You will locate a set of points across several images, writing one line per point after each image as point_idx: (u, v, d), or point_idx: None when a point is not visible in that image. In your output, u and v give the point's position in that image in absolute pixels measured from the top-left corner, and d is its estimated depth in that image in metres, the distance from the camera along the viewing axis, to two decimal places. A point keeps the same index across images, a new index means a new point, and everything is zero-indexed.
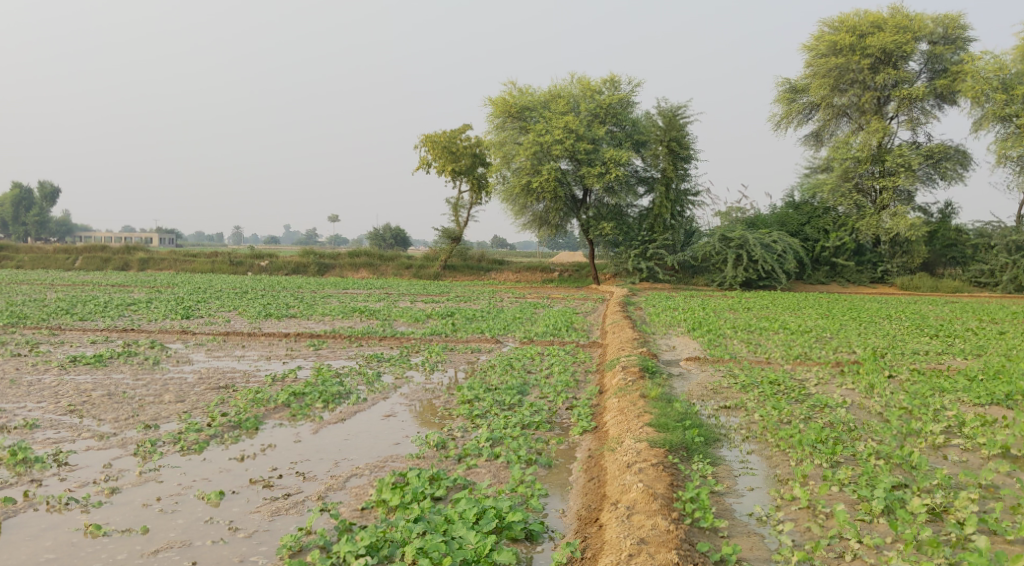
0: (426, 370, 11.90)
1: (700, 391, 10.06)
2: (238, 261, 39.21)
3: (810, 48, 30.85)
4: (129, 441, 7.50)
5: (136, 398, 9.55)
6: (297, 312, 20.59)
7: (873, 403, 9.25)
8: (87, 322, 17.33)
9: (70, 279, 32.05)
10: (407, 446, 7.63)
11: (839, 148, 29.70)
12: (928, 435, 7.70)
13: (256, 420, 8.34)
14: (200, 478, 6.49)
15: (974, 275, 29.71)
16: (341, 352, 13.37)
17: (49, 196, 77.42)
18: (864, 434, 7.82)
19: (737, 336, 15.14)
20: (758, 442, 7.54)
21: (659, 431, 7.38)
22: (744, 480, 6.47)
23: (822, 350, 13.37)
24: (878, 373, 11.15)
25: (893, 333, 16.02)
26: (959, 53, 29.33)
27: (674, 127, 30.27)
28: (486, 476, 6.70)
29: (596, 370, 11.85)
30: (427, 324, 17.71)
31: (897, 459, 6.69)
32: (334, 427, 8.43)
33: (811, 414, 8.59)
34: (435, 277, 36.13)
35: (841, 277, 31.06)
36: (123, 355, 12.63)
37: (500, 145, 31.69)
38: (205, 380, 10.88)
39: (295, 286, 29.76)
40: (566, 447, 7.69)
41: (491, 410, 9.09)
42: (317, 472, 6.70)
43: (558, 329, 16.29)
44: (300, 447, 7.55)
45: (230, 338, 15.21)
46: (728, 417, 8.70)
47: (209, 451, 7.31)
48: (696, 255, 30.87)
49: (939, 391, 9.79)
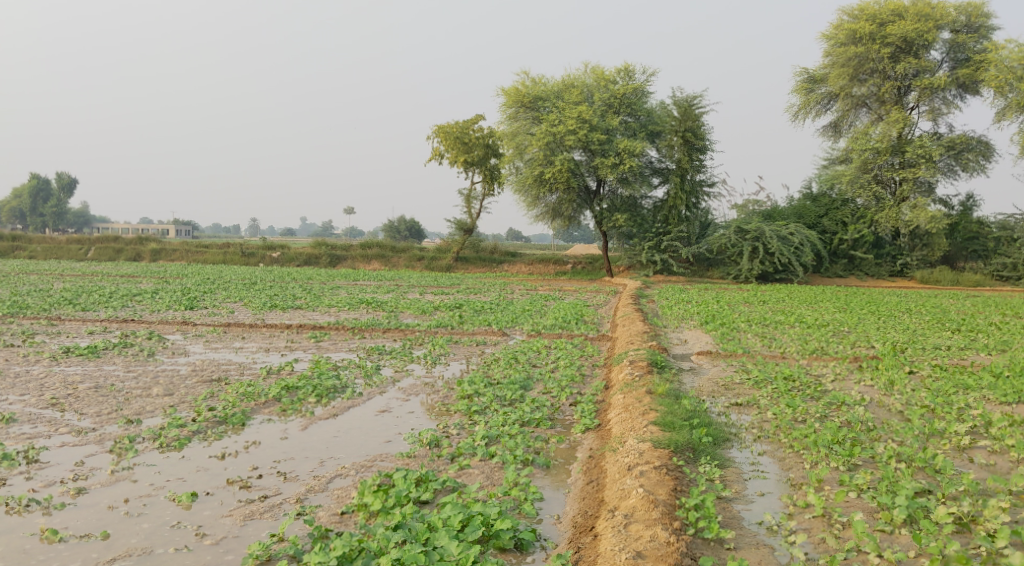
0: (428, 363, 11.50)
1: (711, 387, 9.61)
2: (249, 252, 39.00)
3: (830, 37, 30.10)
4: (107, 437, 7.17)
5: (124, 391, 9.22)
6: (304, 303, 20.27)
7: (893, 401, 8.77)
8: (88, 313, 17.11)
9: (80, 269, 32.01)
10: (399, 443, 7.23)
11: (857, 139, 28.93)
12: (952, 435, 7.21)
13: (243, 415, 7.98)
14: (175, 478, 6.13)
15: (996, 269, 28.99)
16: (342, 344, 12.98)
17: (65, 186, 77.60)
18: (884, 435, 7.34)
19: (752, 330, 14.64)
20: (771, 443, 7.07)
21: (664, 431, 6.92)
22: (755, 485, 6.02)
23: (840, 345, 12.88)
24: (898, 369, 10.64)
25: (914, 327, 15.47)
26: (982, 42, 28.52)
27: (689, 117, 29.61)
28: (478, 478, 6.30)
29: (603, 364, 11.41)
30: (434, 316, 17.32)
31: (919, 463, 6.21)
32: (325, 423, 8.05)
33: (828, 412, 8.11)
34: (447, 268, 35.78)
35: (859, 270, 30.42)
36: (119, 346, 12.34)
37: (512, 136, 31.27)
38: (198, 372, 10.54)
39: (305, 277, 29.51)
40: (566, 446, 7.25)
41: (490, 406, 8.68)
42: (299, 472, 6.32)
43: (567, 321, 15.88)
44: (286, 444, 7.17)
45: (231, 329, 14.93)
46: (740, 415, 8.23)
47: (189, 448, 6.96)
48: (711, 247, 30.31)
49: (963, 388, 9.29)
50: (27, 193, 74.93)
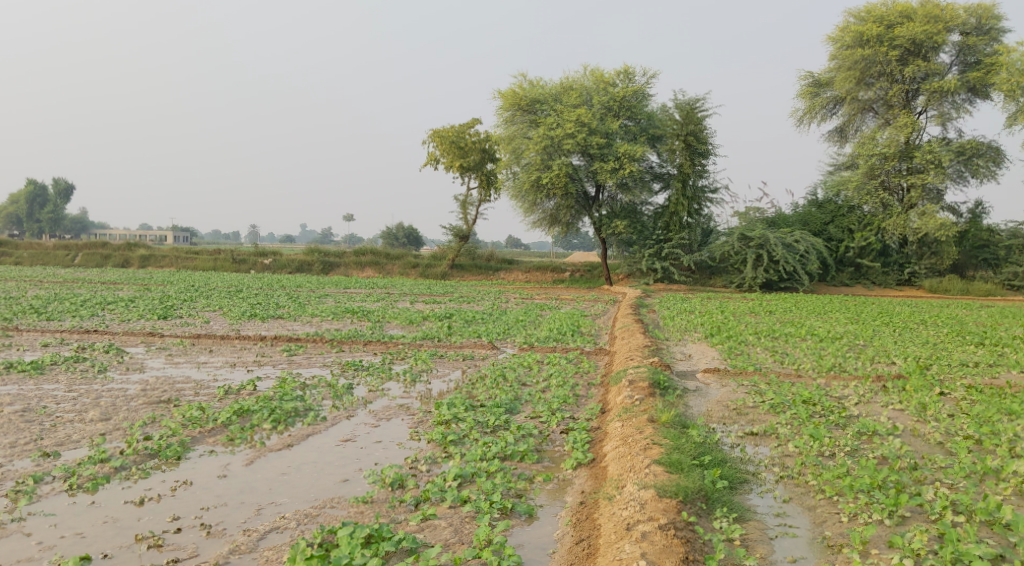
0: (406, 382, 10.37)
1: (721, 413, 8.48)
2: (241, 259, 37.90)
3: (835, 39, 29.01)
4: (9, 475, 6.07)
5: (54, 416, 8.08)
6: (286, 313, 19.05)
7: (929, 430, 7.61)
8: (50, 323, 15.89)
9: (63, 276, 30.90)
10: (357, 483, 6.09)
11: (864, 145, 27.88)
12: (1011, 476, 6.03)
13: (180, 446, 6.85)
14: (71, 533, 5.22)
15: (1007, 278, 27.89)
16: (316, 359, 11.87)
17: (64, 193, 76.38)
18: (930, 473, 6.19)
19: (762, 343, 13.52)
20: (796, 486, 5.94)
21: (670, 473, 5.78)
22: (783, 546, 5.03)
23: (857, 362, 11.76)
24: (928, 390, 9.47)
25: (933, 341, 14.33)
26: (993, 45, 27.48)
27: (691, 121, 28.53)
28: (443, 533, 5.21)
29: (600, 383, 10.28)
30: (421, 327, 16.16)
31: (982, 516, 5.13)
32: (276, 456, 6.91)
33: (860, 445, 6.96)
34: (442, 276, 34.62)
35: (866, 279, 29.37)
36: (68, 361, 11.21)
37: (509, 140, 30.06)
38: (147, 393, 9.39)
39: (295, 285, 28.33)
40: (554, 486, 6.14)
41: (469, 435, 7.55)
42: (226, 525, 5.33)
43: (563, 333, 14.73)
44: (222, 484, 6.07)
45: (200, 341, 13.76)
46: (756, 448, 7.12)
47: (104, 490, 5.87)
48: (714, 255, 29.21)
49: (1006, 413, 8.08)
50: (22, 198, 73.82)
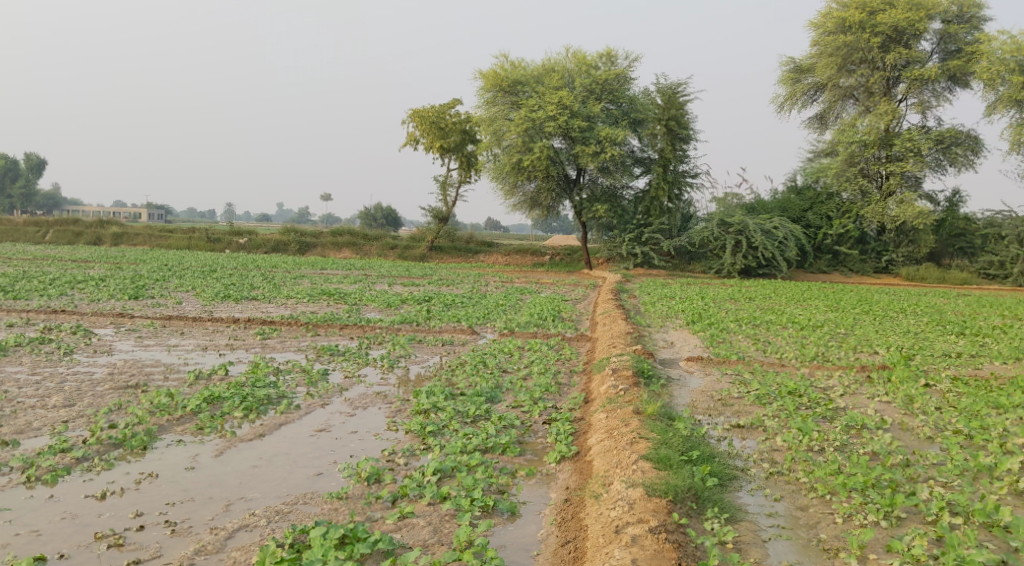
0: (382, 368, 10.08)
1: (706, 404, 8.28)
2: (216, 238, 37.21)
3: (817, 25, 28.85)
4: None
5: (15, 401, 7.70)
6: (261, 294, 18.63)
7: (918, 424, 7.46)
8: (16, 303, 15.36)
9: (32, 253, 30.09)
10: (332, 477, 5.82)
11: (845, 132, 27.84)
12: (1006, 474, 5.88)
13: (146, 436, 6.50)
14: (26, 531, 4.91)
15: (983, 267, 28.07)
16: (290, 343, 11.52)
17: (35, 168, 74.66)
18: (923, 471, 6.03)
19: (743, 331, 13.36)
20: (787, 483, 5.75)
21: (658, 470, 5.57)
22: (777, 550, 4.85)
23: (840, 351, 11.64)
24: (913, 382, 9.33)
25: (914, 330, 14.25)
26: (974, 33, 27.43)
27: (673, 105, 28.46)
28: (422, 533, 4.98)
29: (581, 371, 10.07)
30: (399, 311, 15.85)
31: (979, 518, 4.98)
32: (247, 447, 6.61)
33: (850, 440, 6.79)
34: (421, 258, 34.23)
35: (844, 266, 29.45)
36: (33, 342, 10.78)
37: (489, 122, 29.44)
38: (114, 377, 9.01)
39: (270, 265, 27.80)
40: (537, 481, 5.92)
41: (448, 425, 7.28)
42: (192, 522, 5.05)
43: (543, 318, 14.48)
44: (189, 477, 5.77)
45: (172, 323, 13.35)
46: (743, 442, 6.94)
47: (63, 483, 5.55)
48: (693, 240, 29.12)
49: (995, 407, 7.93)
50: None
